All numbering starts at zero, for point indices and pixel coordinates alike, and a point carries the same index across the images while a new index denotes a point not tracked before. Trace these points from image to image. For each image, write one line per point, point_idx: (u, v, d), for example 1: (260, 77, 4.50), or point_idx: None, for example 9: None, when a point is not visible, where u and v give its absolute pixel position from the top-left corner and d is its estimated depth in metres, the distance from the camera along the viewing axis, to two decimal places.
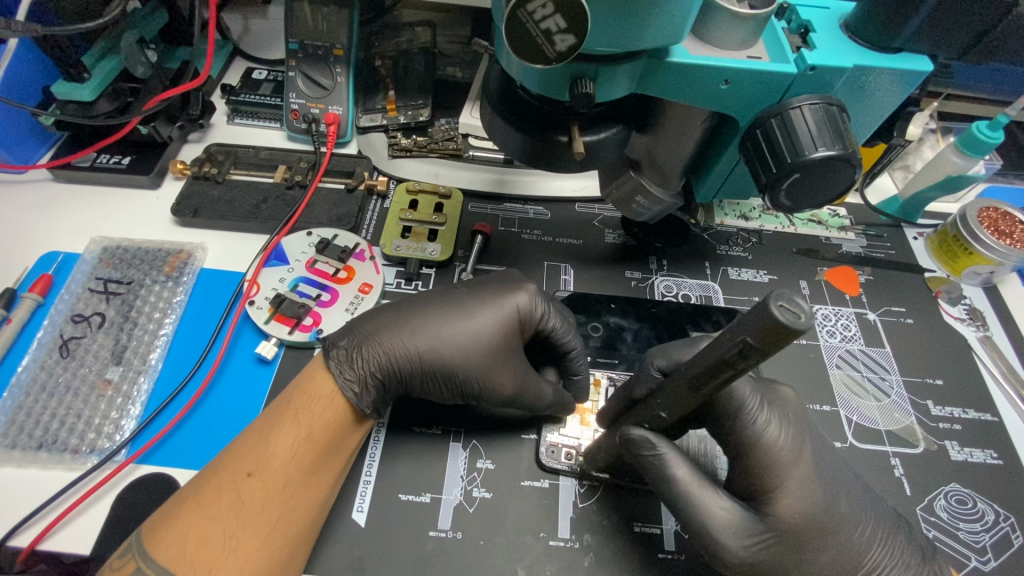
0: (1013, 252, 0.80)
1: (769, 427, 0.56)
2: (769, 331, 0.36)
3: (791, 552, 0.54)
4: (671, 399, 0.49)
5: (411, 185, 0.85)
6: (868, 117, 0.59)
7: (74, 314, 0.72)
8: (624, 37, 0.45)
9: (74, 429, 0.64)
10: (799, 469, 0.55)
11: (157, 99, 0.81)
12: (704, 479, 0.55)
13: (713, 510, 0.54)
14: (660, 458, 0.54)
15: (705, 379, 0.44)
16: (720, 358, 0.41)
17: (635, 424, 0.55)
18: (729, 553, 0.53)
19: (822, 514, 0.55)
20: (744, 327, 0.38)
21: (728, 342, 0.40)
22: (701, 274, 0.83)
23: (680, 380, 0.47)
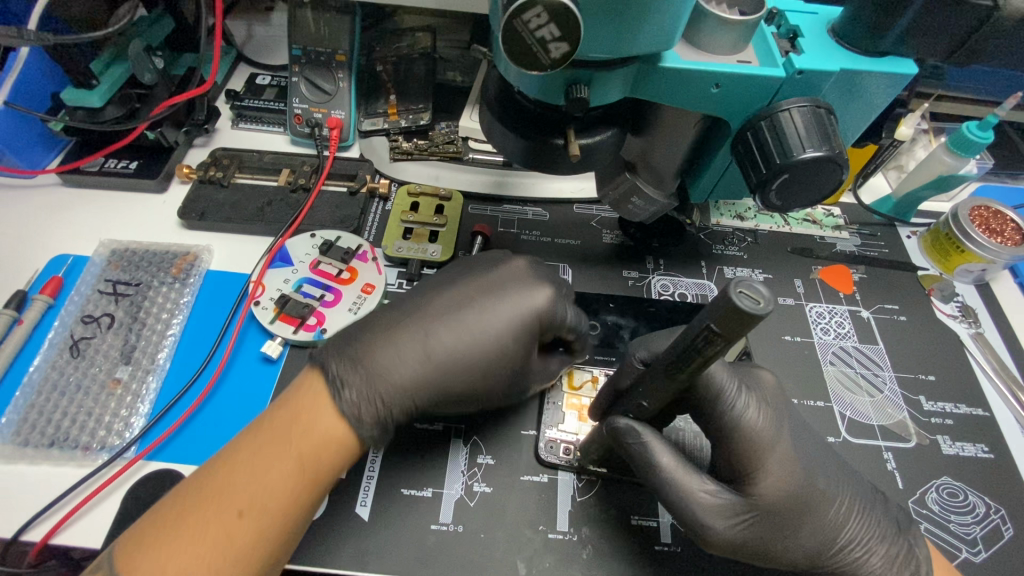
0: (1004, 250, 0.81)
1: (749, 409, 0.57)
2: (729, 316, 0.39)
3: (773, 530, 0.57)
4: (657, 390, 0.51)
5: (413, 188, 0.87)
6: (855, 121, 0.61)
7: (83, 315, 0.74)
8: (616, 44, 0.47)
9: (85, 426, 0.66)
10: (778, 450, 0.57)
11: (165, 104, 0.83)
12: (689, 465, 0.58)
13: (696, 495, 0.57)
14: (645, 446, 0.57)
15: (683, 364, 0.46)
16: (688, 344, 0.44)
17: (621, 414, 0.58)
18: (712, 533, 0.56)
19: (801, 496, 0.57)
20: (706, 315, 0.41)
21: (694, 330, 0.43)
22: (697, 273, 0.85)
23: (660, 368, 0.49)
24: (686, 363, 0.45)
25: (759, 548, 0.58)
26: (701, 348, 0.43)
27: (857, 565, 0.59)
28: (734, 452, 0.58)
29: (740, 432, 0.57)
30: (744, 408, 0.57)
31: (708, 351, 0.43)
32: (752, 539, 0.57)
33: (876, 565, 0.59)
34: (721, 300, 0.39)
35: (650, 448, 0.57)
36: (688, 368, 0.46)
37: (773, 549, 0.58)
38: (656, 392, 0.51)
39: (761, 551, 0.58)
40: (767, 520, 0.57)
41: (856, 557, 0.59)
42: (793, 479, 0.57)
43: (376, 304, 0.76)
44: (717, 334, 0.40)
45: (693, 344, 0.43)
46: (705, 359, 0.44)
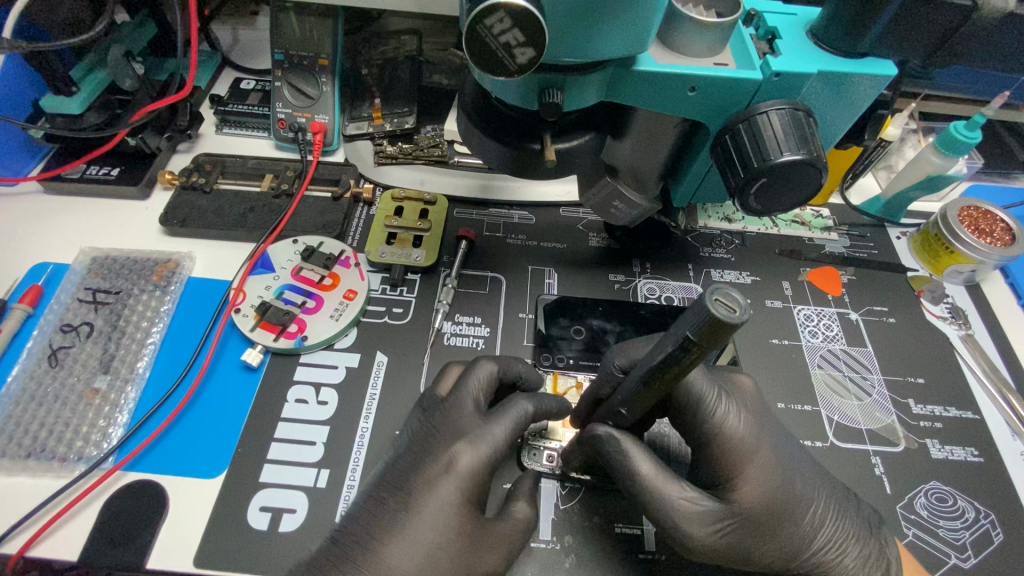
0: (994, 251, 0.80)
1: (728, 416, 0.58)
2: (706, 327, 0.38)
3: (752, 536, 0.57)
4: (631, 398, 0.51)
5: (397, 193, 0.86)
6: (835, 124, 0.60)
7: (63, 324, 0.73)
8: (586, 48, 0.46)
9: (62, 437, 0.65)
10: (758, 458, 0.58)
11: (144, 112, 0.83)
12: (668, 472, 0.57)
13: (675, 502, 0.56)
14: (623, 453, 0.56)
15: (661, 372, 0.45)
16: (665, 354, 0.43)
17: (600, 422, 0.58)
18: (692, 540, 0.56)
19: (779, 502, 0.58)
20: (685, 322, 0.41)
21: (672, 341, 0.42)
22: (684, 276, 0.84)
23: (636, 375, 0.48)
24: (660, 372, 0.45)
25: (740, 553, 0.57)
26: (676, 357, 0.42)
27: (830, 566, 0.59)
28: (713, 455, 0.59)
29: (721, 438, 0.58)
30: (724, 412, 0.58)
31: (682, 360, 0.42)
32: (732, 545, 0.57)
33: (848, 567, 0.59)
34: (700, 308, 0.38)
35: (628, 456, 0.56)
36: (663, 377, 0.45)
37: (753, 554, 0.58)
38: (636, 400, 0.50)
39: (742, 556, 0.57)
40: (747, 525, 0.57)
41: (828, 558, 0.59)
42: (771, 484, 0.58)
43: (358, 310, 0.76)
44: (693, 343, 0.40)
45: (667, 353, 0.43)
46: (677, 367, 0.43)
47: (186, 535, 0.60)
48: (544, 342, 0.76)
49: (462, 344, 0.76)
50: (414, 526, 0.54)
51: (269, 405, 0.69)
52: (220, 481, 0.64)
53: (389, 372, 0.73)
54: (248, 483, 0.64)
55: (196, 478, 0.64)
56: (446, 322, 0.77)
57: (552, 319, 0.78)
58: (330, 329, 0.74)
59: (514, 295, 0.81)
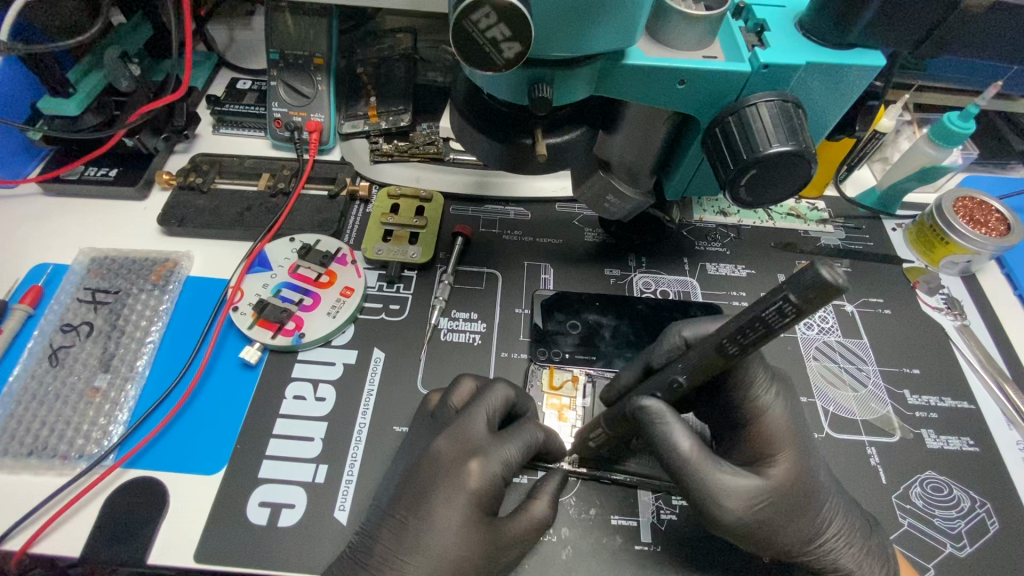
0: (990, 241, 0.80)
1: (776, 402, 0.59)
2: (813, 289, 0.38)
3: (779, 514, 0.57)
4: (692, 363, 0.50)
5: (393, 190, 0.87)
6: (829, 115, 0.60)
7: (62, 324, 0.74)
8: (576, 42, 0.46)
9: (63, 435, 0.66)
10: (794, 441, 0.58)
11: (139, 112, 0.82)
12: (707, 449, 0.56)
13: (714, 477, 0.55)
14: (666, 427, 0.54)
15: (742, 336, 0.45)
16: (753, 317, 0.43)
17: (649, 394, 0.56)
18: (725, 511, 0.55)
19: (809, 488, 0.58)
20: (785, 287, 0.40)
21: (765, 305, 0.42)
22: (679, 270, 0.85)
23: (707, 343, 0.48)
24: (744, 335, 0.45)
25: (765, 531, 0.56)
26: (772, 325, 0.43)
27: (839, 556, 0.59)
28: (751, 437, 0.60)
29: (763, 421, 0.59)
30: (770, 403, 0.59)
31: (778, 329, 0.42)
32: (759, 524, 0.56)
33: (853, 557, 0.59)
34: (814, 274, 0.38)
35: (671, 431, 0.54)
36: (745, 343, 0.45)
37: (776, 534, 0.57)
38: (697, 370, 0.50)
39: (766, 534, 0.57)
40: (777, 504, 0.56)
41: (837, 546, 0.59)
42: (803, 471, 0.58)
43: (355, 307, 0.76)
44: (797, 308, 0.39)
45: (759, 317, 0.43)
46: (767, 333, 0.43)
47: (187, 530, 0.61)
48: (541, 337, 0.76)
49: (459, 340, 0.76)
50: (425, 528, 0.55)
51: (268, 401, 0.70)
52: (220, 477, 0.64)
53: (386, 368, 0.73)
54: (247, 478, 0.64)
55: (196, 475, 0.64)
56: (442, 318, 0.78)
57: (548, 314, 0.78)
58: (327, 326, 0.74)
59: (509, 290, 0.81)
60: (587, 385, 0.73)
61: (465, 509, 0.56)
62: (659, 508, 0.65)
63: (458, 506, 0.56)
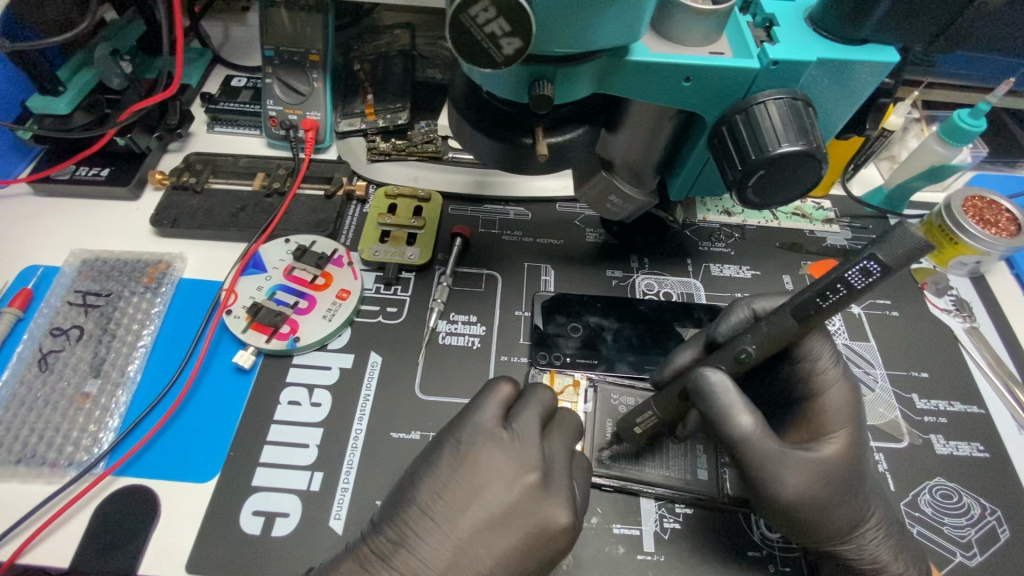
0: (999, 242, 0.78)
1: (838, 382, 0.60)
2: (905, 253, 0.43)
3: (836, 495, 0.55)
4: (764, 332, 0.51)
5: (390, 189, 0.85)
6: (838, 113, 0.58)
7: (52, 328, 0.72)
8: (578, 38, 0.44)
9: (52, 442, 0.64)
10: (852, 421, 0.59)
11: (132, 110, 0.81)
12: (766, 426, 0.55)
13: (773, 451, 0.54)
14: (729, 400, 0.54)
15: (822, 300, 0.47)
16: (834, 280, 0.46)
17: (711, 367, 0.55)
18: (784, 485, 0.54)
19: (863, 469, 0.57)
20: (871, 248, 0.44)
21: (850, 266, 0.45)
22: (682, 271, 0.83)
23: (783, 312, 0.50)
24: (823, 297, 0.47)
25: (818, 513, 0.55)
26: (853, 286, 0.46)
27: (877, 552, 0.57)
28: (807, 415, 0.61)
29: (824, 398, 0.60)
30: (832, 380, 0.60)
31: (862, 287, 0.45)
32: (814, 504, 0.55)
33: (889, 552, 0.58)
34: (907, 233, 0.43)
35: (739, 404, 0.54)
36: (824, 305, 0.47)
37: (829, 516, 0.55)
38: (771, 338, 0.51)
39: (820, 515, 0.55)
40: (835, 484, 0.55)
41: (877, 540, 0.58)
42: (858, 451, 0.58)
43: (351, 310, 0.75)
44: (886, 265, 0.43)
45: (842, 277, 0.46)
46: (847, 295, 0.46)
47: (179, 541, 0.60)
48: (541, 340, 0.75)
49: (457, 343, 0.75)
50: (422, 538, 0.53)
51: (262, 406, 0.68)
52: (212, 485, 0.63)
53: (383, 372, 0.72)
54: (241, 486, 0.63)
55: (188, 483, 0.63)
56: (441, 321, 0.76)
57: (549, 316, 0.76)
58: (323, 329, 0.73)
59: (509, 292, 0.79)
60: (589, 389, 0.71)
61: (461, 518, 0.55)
62: (662, 517, 0.63)
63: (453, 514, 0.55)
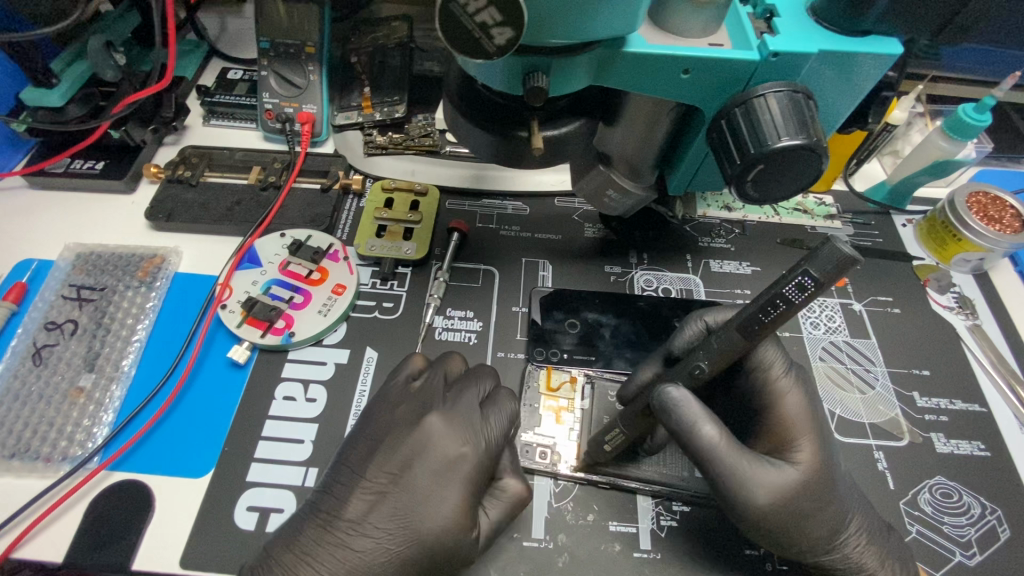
0: (1003, 239, 0.77)
1: (795, 390, 0.59)
2: (837, 264, 0.42)
3: (809, 501, 0.55)
4: (715, 347, 0.51)
5: (387, 183, 0.84)
6: (838, 107, 0.57)
7: (47, 322, 0.72)
8: (573, 28, 0.43)
9: (46, 437, 0.64)
10: (814, 428, 0.58)
11: (126, 102, 0.79)
12: (734, 438, 0.54)
13: (742, 464, 0.53)
14: (694, 414, 0.53)
15: (765, 315, 0.46)
16: (773, 295, 0.46)
17: (669, 383, 0.54)
18: (757, 497, 0.53)
19: (834, 474, 0.57)
20: (804, 263, 0.44)
21: (785, 282, 0.45)
22: (682, 267, 0.82)
23: (730, 328, 0.49)
24: (765, 314, 0.46)
25: (794, 523, 0.55)
26: (792, 301, 0.45)
27: (858, 558, 0.57)
28: (766, 426, 0.59)
29: (783, 408, 0.59)
30: (786, 388, 0.59)
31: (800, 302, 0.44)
32: (787, 512, 0.54)
33: (873, 558, 0.57)
34: (834, 249, 0.43)
35: (703, 415, 0.53)
36: (767, 321, 0.46)
37: (804, 524, 0.55)
38: (719, 352, 0.51)
39: (796, 522, 0.55)
40: (805, 492, 0.55)
41: (858, 546, 0.57)
42: (825, 456, 0.57)
43: (347, 305, 0.74)
44: (820, 280, 0.43)
45: (781, 292, 0.45)
46: (787, 311, 0.46)
47: (172, 536, 0.59)
48: (538, 336, 0.74)
49: (454, 339, 0.74)
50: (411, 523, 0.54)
51: (257, 402, 0.68)
52: (207, 481, 0.63)
53: (379, 368, 0.71)
54: (236, 481, 0.63)
55: (182, 478, 0.63)
56: (437, 316, 0.76)
57: (546, 312, 0.76)
58: (318, 324, 0.72)
59: (507, 287, 0.79)
60: (586, 386, 0.70)
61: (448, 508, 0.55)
62: (658, 514, 0.63)
63: (439, 502, 0.55)
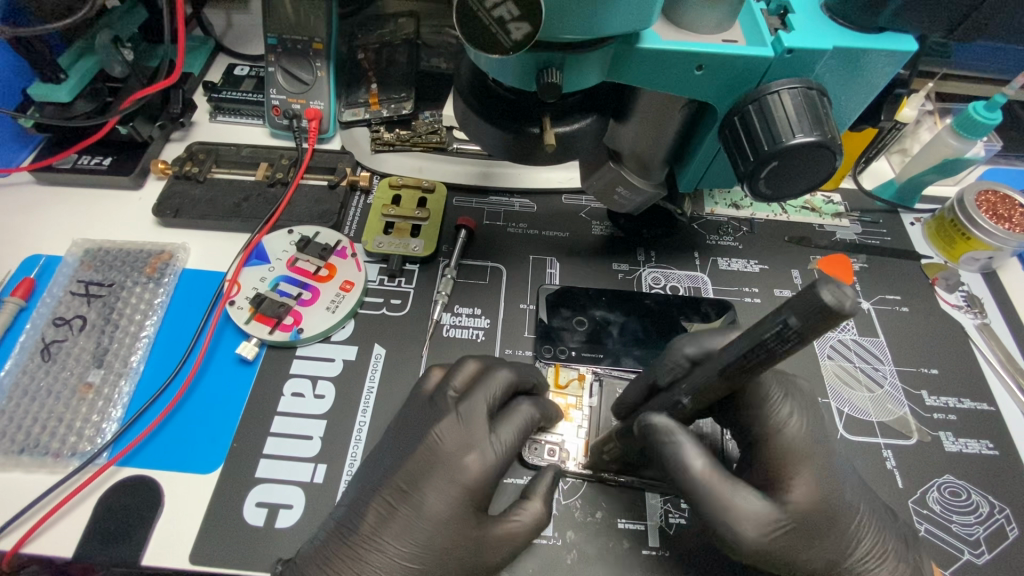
0: (1012, 237, 0.77)
1: (792, 419, 0.56)
2: (819, 314, 0.36)
3: (802, 538, 0.53)
4: (697, 383, 0.48)
5: (394, 180, 0.84)
6: (851, 104, 0.57)
7: (55, 317, 0.72)
8: (589, 24, 0.43)
9: (56, 433, 0.64)
10: (816, 461, 0.55)
11: (134, 98, 0.79)
12: (724, 471, 0.52)
13: (732, 500, 0.51)
14: (677, 445, 0.52)
15: (746, 359, 0.42)
16: (757, 339, 0.41)
17: (657, 410, 0.53)
18: (747, 537, 0.51)
19: (834, 509, 0.54)
20: (784, 308, 0.39)
21: (768, 326, 0.40)
22: (690, 265, 0.82)
23: (711, 364, 0.46)
24: (744, 357, 0.42)
25: (786, 561, 0.52)
26: (772, 349, 0.40)
27: None
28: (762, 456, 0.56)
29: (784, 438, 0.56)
30: (783, 419, 0.56)
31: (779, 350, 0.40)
32: (781, 552, 0.52)
33: None
34: (815, 296, 0.36)
35: (690, 446, 0.52)
36: (746, 364, 0.42)
37: (797, 561, 0.53)
38: (701, 390, 0.48)
39: (788, 560, 0.52)
40: (799, 529, 0.53)
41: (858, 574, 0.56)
42: (825, 492, 0.54)
43: (355, 302, 0.74)
44: (797, 330, 0.38)
45: (759, 339, 0.41)
46: (768, 357, 0.41)
47: (182, 531, 0.59)
48: (546, 334, 0.74)
49: (461, 336, 0.74)
50: (421, 521, 0.54)
51: (266, 398, 0.68)
52: (215, 476, 0.63)
53: (387, 365, 0.71)
54: (245, 477, 0.63)
55: (191, 474, 0.63)
56: (445, 314, 0.76)
57: (554, 310, 0.76)
58: (326, 321, 0.72)
59: (515, 285, 0.78)
60: (594, 383, 0.70)
61: (457, 506, 0.55)
62: (667, 512, 0.63)
63: (447, 499, 0.55)
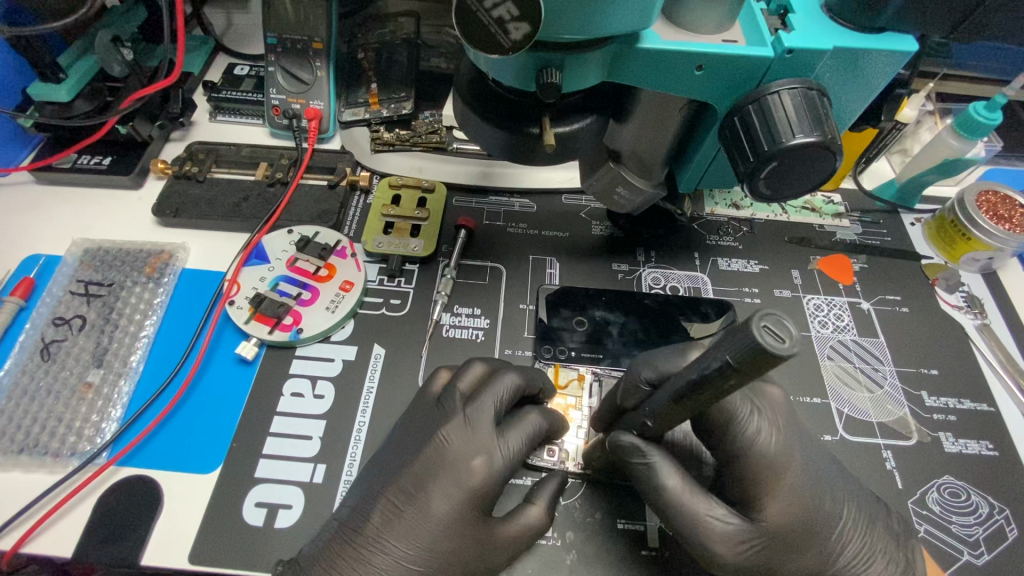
0: (1013, 238, 0.77)
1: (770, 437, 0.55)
2: (751, 357, 0.35)
3: (781, 552, 0.54)
4: (656, 408, 0.48)
5: (394, 180, 0.84)
6: (852, 104, 0.57)
7: (55, 317, 0.72)
8: (588, 24, 0.43)
9: (55, 432, 0.64)
10: (801, 476, 0.55)
11: (133, 97, 0.79)
12: (698, 488, 0.54)
13: (704, 517, 0.53)
14: (649, 464, 0.54)
15: (693, 394, 0.41)
16: (700, 373, 0.39)
17: (624, 430, 0.55)
18: (720, 551, 0.53)
19: (817, 523, 0.55)
20: (723, 346, 0.37)
21: (709, 362, 0.38)
22: (690, 265, 0.82)
23: (664, 393, 0.45)
24: (691, 390, 0.41)
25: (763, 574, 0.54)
26: (712, 380, 0.39)
27: None
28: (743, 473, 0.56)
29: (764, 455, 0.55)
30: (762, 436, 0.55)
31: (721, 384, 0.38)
32: (760, 564, 0.54)
33: None
34: (746, 334, 0.35)
35: (663, 464, 0.54)
36: (693, 395, 0.41)
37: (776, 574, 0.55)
38: (661, 416, 0.48)
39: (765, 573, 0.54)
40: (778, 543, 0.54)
41: None
42: (810, 504, 0.55)
43: (354, 301, 0.74)
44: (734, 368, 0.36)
45: (702, 373, 0.39)
46: (710, 390, 0.40)
47: (182, 531, 0.59)
48: (545, 334, 0.74)
49: (461, 336, 0.74)
50: (420, 521, 0.54)
51: (266, 398, 0.68)
52: (215, 476, 0.63)
53: (386, 365, 0.71)
54: (245, 477, 0.63)
55: (190, 474, 0.63)
56: (445, 314, 0.76)
57: (553, 310, 0.76)
58: (326, 321, 0.72)
59: (514, 285, 0.78)
60: (593, 383, 0.70)
61: (456, 506, 0.55)
62: None
63: (446, 500, 0.55)
